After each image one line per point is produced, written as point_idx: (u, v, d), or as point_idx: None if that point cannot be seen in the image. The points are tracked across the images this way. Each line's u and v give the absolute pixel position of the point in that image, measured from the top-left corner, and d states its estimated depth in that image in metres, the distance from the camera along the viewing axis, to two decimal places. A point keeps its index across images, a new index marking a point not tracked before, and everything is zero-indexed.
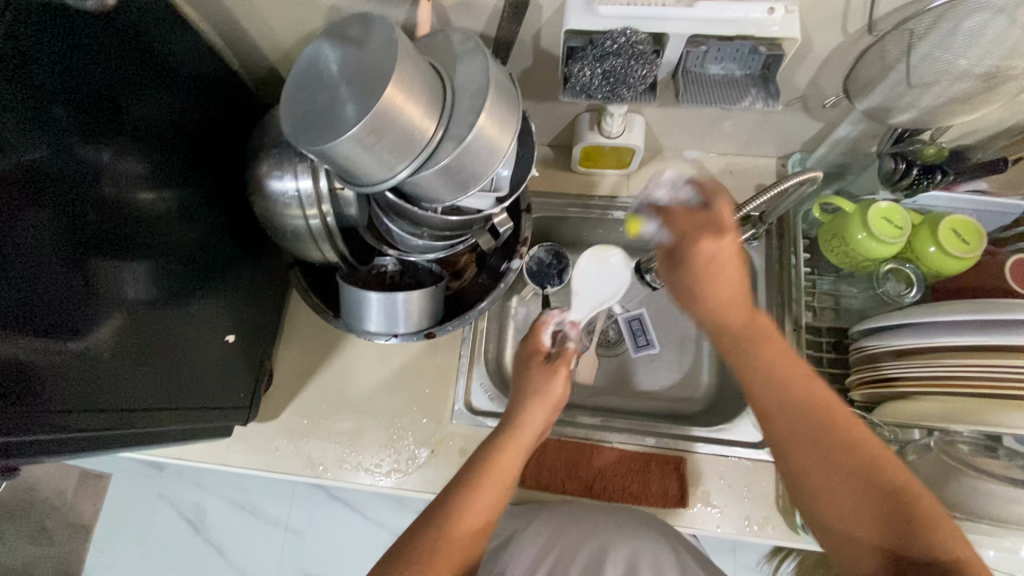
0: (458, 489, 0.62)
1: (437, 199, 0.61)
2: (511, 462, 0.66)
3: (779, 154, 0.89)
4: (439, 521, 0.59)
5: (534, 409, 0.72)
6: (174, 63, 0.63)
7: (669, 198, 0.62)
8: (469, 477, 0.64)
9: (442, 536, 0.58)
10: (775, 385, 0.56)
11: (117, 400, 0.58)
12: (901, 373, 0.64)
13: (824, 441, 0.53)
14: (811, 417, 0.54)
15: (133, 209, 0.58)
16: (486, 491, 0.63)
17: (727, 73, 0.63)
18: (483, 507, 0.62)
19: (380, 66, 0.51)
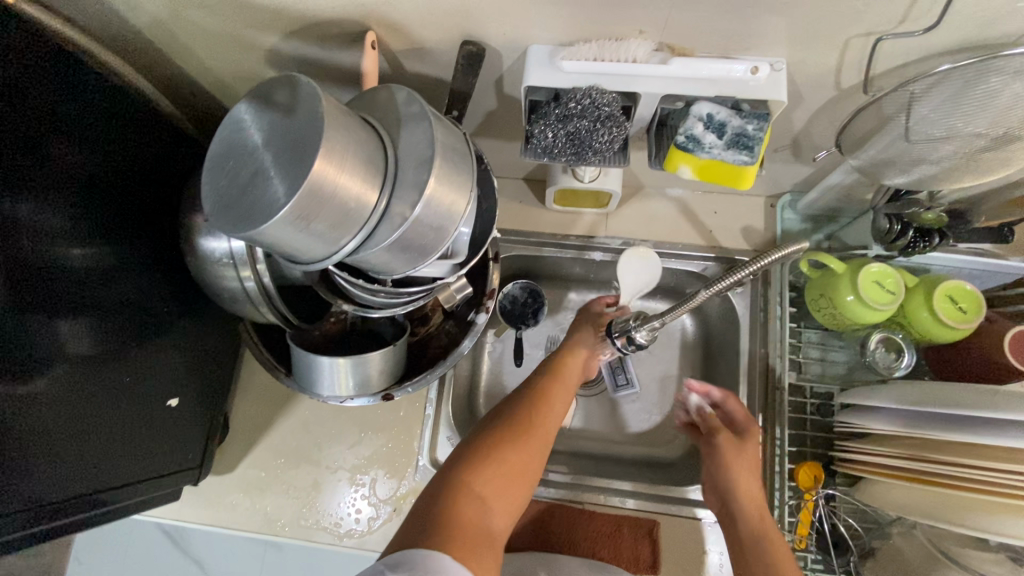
0: (526, 395, 0.67)
1: (385, 270, 0.55)
2: (570, 377, 0.72)
3: (767, 194, 0.83)
4: (511, 417, 0.64)
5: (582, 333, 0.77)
6: (102, 107, 0.57)
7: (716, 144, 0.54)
8: (535, 388, 0.68)
9: (520, 427, 0.62)
10: (743, 479, 0.66)
11: (40, 484, 0.54)
12: (886, 459, 0.59)
13: (747, 503, 0.64)
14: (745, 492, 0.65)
15: (53, 267, 0.53)
16: (556, 398, 0.68)
17: None
18: (554, 414, 0.66)
19: (308, 138, 0.45)
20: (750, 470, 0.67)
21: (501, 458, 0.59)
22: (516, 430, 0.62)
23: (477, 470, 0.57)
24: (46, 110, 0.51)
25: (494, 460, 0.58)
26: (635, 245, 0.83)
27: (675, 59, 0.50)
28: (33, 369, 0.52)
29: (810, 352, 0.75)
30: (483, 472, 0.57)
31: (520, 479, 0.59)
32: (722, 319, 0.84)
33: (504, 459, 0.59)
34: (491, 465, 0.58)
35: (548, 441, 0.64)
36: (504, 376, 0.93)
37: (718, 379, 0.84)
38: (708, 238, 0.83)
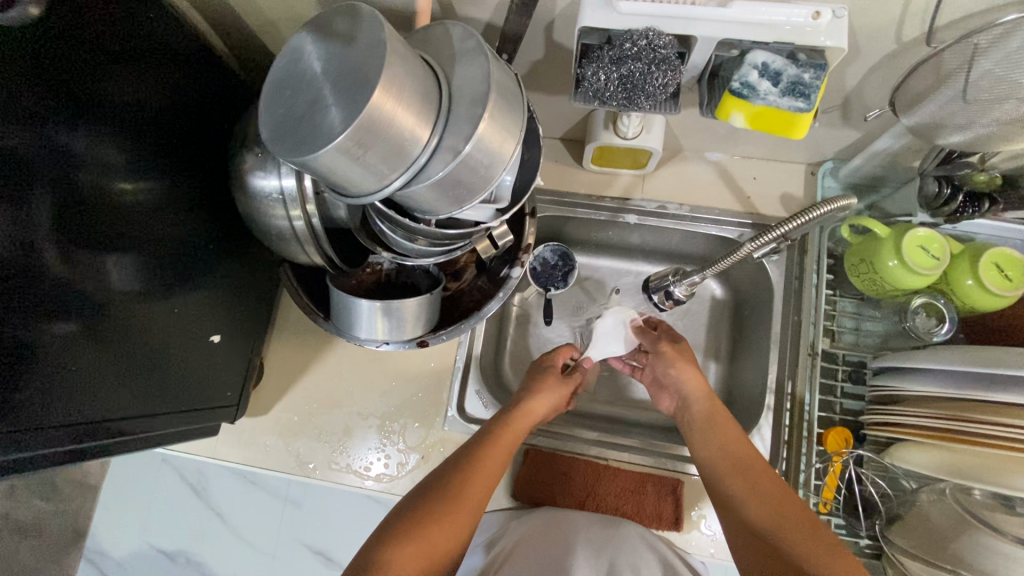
0: (458, 469, 0.64)
1: (432, 210, 0.56)
2: (508, 443, 0.69)
3: (808, 161, 0.82)
4: (455, 468, 0.65)
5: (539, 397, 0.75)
6: (160, 44, 0.58)
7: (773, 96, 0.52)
8: (471, 458, 0.66)
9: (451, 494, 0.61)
10: (720, 418, 0.71)
11: (95, 403, 0.56)
12: (924, 421, 0.59)
13: (722, 437, 0.68)
14: (732, 464, 0.65)
15: (112, 198, 0.55)
16: (494, 460, 0.67)
17: None
18: (489, 479, 0.65)
19: (366, 68, 0.45)
20: (712, 404, 0.73)
21: (425, 534, 0.56)
22: (446, 507, 0.60)
23: (400, 544, 0.55)
24: (108, 39, 0.52)
25: (412, 540, 0.55)
26: (670, 209, 0.84)
27: (735, 2, 0.49)
28: (89, 293, 0.53)
29: (844, 323, 0.75)
30: (400, 548, 0.54)
31: (460, 531, 0.59)
32: (756, 286, 0.84)
33: (427, 535, 0.56)
34: (412, 546, 0.55)
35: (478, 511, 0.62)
36: (531, 337, 0.95)
37: (746, 346, 0.84)
38: (744, 204, 0.83)
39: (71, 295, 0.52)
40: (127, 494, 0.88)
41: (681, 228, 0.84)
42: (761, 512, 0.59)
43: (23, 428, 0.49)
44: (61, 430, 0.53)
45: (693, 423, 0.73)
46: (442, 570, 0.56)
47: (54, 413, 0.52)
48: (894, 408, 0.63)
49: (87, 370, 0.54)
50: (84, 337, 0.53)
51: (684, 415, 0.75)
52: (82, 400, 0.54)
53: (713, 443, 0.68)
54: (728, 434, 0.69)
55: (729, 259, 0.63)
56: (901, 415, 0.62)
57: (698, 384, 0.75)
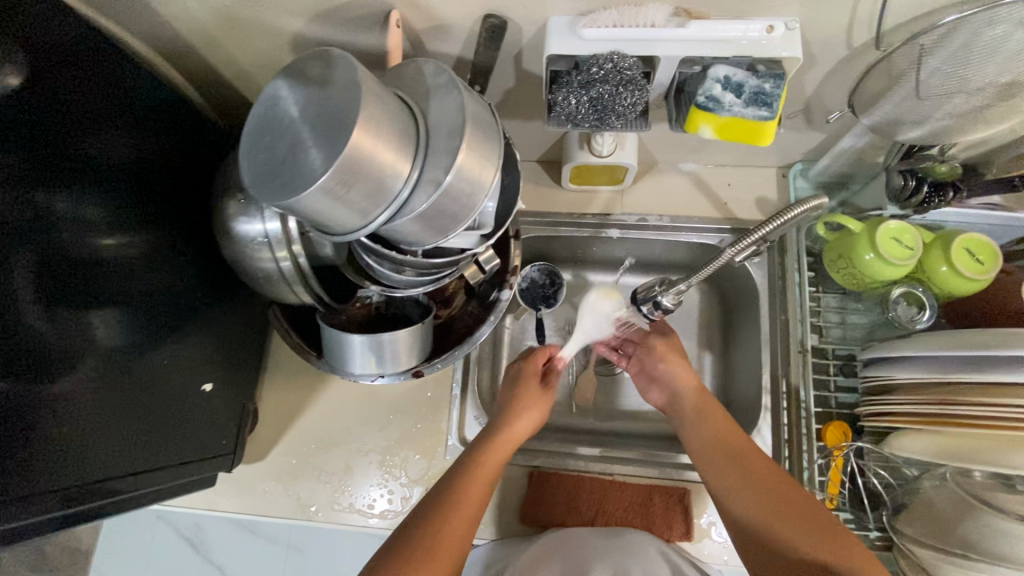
0: (438, 506, 0.60)
1: (417, 241, 0.56)
2: (494, 463, 0.66)
3: (779, 165, 0.85)
4: (435, 504, 0.61)
5: (525, 413, 0.73)
6: (135, 99, 0.59)
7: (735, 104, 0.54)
8: (448, 491, 0.62)
9: (430, 535, 0.57)
10: (710, 414, 0.72)
11: (87, 464, 0.55)
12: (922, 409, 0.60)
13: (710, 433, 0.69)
14: (716, 452, 0.67)
15: (93, 255, 0.55)
16: (472, 489, 0.63)
17: None
18: (471, 508, 0.61)
19: (343, 109, 0.46)
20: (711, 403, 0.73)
21: None
22: (424, 549, 0.56)
23: None
24: (84, 98, 0.53)
25: None
26: (650, 221, 0.86)
27: (693, 22, 0.52)
28: (72, 353, 0.53)
29: (830, 317, 0.77)
30: None
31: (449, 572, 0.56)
32: (741, 289, 0.86)
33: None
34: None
35: (463, 546, 0.58)
36: None
37: (738, 349, 0.86)
38: (722, 210, 0.85)
39: (54, 356, 0.51)
40: (121, 557, 0.85)
41: (663, 239, 0.86)
42: (786, 527, 0.57)
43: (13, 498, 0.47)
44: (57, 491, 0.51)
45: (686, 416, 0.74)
46: None
47: (47, 479, 0.50)
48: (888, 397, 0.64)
49: (80, 430, 0.53)
50: (71, 398, 0.52)
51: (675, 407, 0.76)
52: (74, 464, 0.53)
53: (704, 434, 0.70)
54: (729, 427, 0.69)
55: (712, 265, 0.64)
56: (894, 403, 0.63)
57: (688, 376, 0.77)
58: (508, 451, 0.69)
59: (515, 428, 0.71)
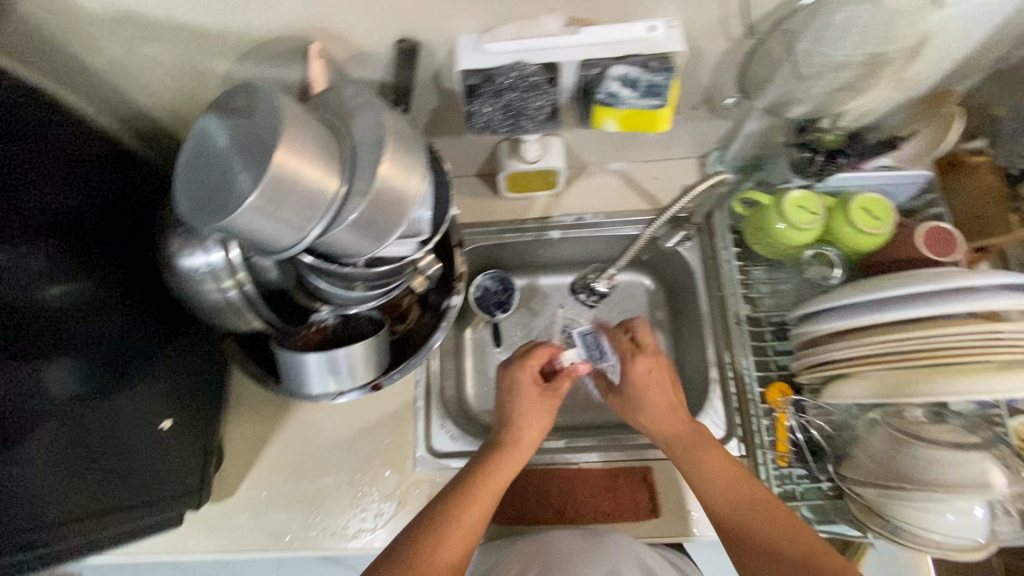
0: (455, 495, 0.66)
1: (355, 252, 0.59)
2: (496, 483, 0.68)
3: (697, 155, 0.92)
4: (454, 495, 0.66)
5: (532, 396, 0.75)
6: (69, 149, 0.60)
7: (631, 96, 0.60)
8: (469, 478, 0.68)
9: (448, 521, 0.63)
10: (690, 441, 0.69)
11: (54, 511, 0.55)
12: (880, 351, 0.64)
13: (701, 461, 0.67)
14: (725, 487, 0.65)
15: (36, 304, 0.55)
16: (490, 482, 0.68)
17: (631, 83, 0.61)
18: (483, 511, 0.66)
19: (267, 133, 0.49)
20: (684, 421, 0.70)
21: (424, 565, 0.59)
22: (444, 531, 0.62)
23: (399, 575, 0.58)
24: (24, 151, 0.54)
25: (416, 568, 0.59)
26: (587, 219, 0.91)
27: (586, 29, 0.57)
28: (27, 402, 0.54)
29: (761, 288, 0.82)
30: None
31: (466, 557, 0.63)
32: (679, 273, 0.91)
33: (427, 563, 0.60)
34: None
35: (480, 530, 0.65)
36: (489, 365, 0.98)
37: (685, 330, 0.90)
38: (651, 202, 0.91)
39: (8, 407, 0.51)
40: None
41: (601, 234, 0.91)
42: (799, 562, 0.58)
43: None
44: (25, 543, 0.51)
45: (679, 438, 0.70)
46: None
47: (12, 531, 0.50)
48: (831, 347, 0.68)
49: (37, 480, 0.53)
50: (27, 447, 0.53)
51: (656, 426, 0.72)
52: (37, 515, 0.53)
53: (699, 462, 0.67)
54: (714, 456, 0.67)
55: (637, 243, 0.68)
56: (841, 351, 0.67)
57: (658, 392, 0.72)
58: (529, 445, 0.73)
59: (525, 432, 0.73)
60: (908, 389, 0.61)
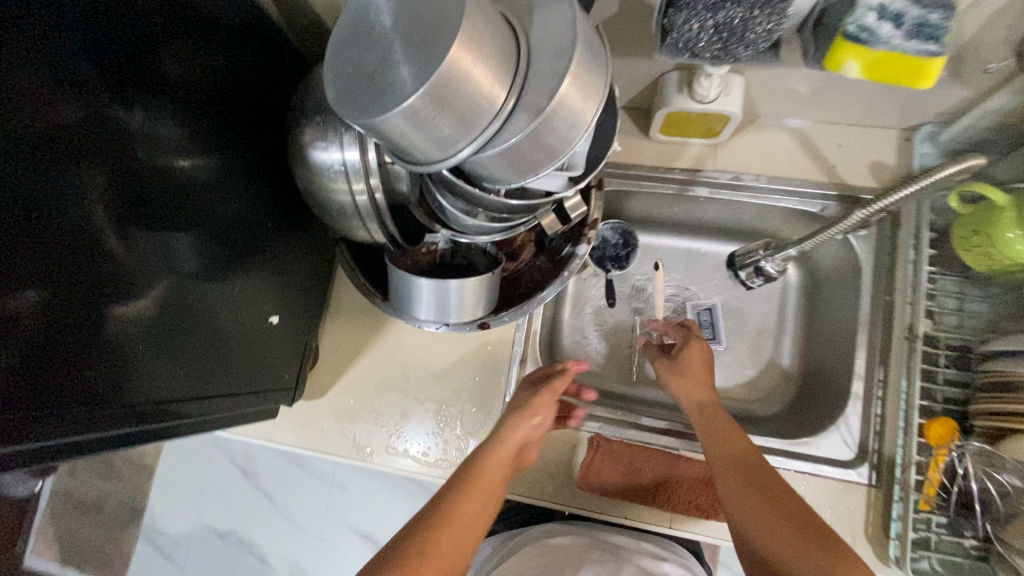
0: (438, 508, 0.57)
1: (501, 179, 0.51)
2: (496, 485, 0.61)
3: (902, 125, 0.74)
4: (446, 492, 0.59)
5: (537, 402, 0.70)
6: (214, 10, 0.56)
7: (881, 24, 0.46)
8: (451, 493, 0.58)
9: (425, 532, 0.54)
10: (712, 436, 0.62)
11: (156, 384, 0.53)
12: None
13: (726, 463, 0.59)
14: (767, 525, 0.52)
15: (172, 176, 0.53)
16: (482, 486, 0.60)
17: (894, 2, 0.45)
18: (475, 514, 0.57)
19: (442, 17, 0.40)
20: (724, 426, 0.63)
21: None
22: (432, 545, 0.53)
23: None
24: (159, 10, 0.49)
25: None
26: (746, 183, 0.77)
27: None
28: (147, 277, 0.51)
29: (946, 303, 0.68)
30: None
31: None
32: (841, 265, 0.79)
33: None
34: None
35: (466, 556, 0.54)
36: (590, 321, 0.90)
37: (828, 324, 0.81)
38: (829, 173, 0.76)
39: (118, 279, 0.48)
40: None
41: (756, 203, 0.78)
42: None
43: (106, 419, 0.48)
44: (134, 411, 0.51)
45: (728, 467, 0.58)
46: None
47: (124, 401, 0.49)
48: None
49: (150, 356, 0.52)
50: (135, 324, 0.50)
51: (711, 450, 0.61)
52: (148, 382, 0.52)
53: (746, 498, 0.55)
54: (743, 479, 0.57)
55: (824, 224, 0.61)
56: None
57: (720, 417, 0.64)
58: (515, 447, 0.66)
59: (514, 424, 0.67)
60: None
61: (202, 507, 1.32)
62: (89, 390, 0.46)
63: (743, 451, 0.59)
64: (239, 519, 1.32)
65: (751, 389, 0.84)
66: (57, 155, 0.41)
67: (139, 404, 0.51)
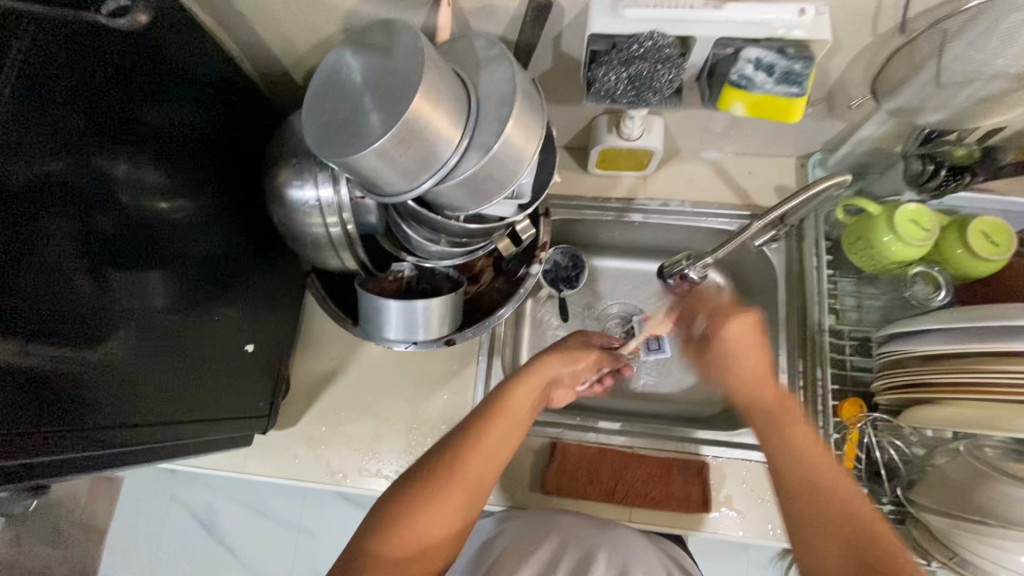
0: (454, 443, 0.62)
1: (460, 207, 0.58)
2: (513, 426, 0.66)
3: (797, 155, 0.88)
4: (460, 430, 0.64)
5: (548, 364, 0.73)
6: (193, 69, 0.62)
7: (759, 75, 0.58)
8: (469, 432, 0.63)
9: (441, 471, 0.59)
10: (735, 360, 0.68)
11: (138, 411, 0.56)
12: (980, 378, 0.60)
13: (766, 394, 0.65)
14: (812, 467, 0.57)
15: (152, 219, 0.57)
16: (499, 426, 0.64)
17: (766, 55, 0.57)
18: (489, 453, 0.62)
19: (405, 73, 0.49)
20: (753, 351, 0.68)
21: (412, 524, 0.56)
22: (444, 481, 0.59)
23: (400, 517, 0.56)
24: (144, 71, 0.55)
25: (402, 530, 0.55)
26: (674, 207, 0.88)
27: (729, 4, 0.55)
28: (128, 313, 0.54)
29: (847, 301, 0.80)
30: (396, 528, 0.55)
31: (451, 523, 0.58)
32: (760, 275, 0.90)
33: (416, 520, 0.56)
34: (406, 526, 0.56)
35: (475, 497, 0.60)
36: (547, 339, 0.97)
37: None
38: (742, 197, 0.88)
39: (101, 314, 0.51)
40: None
41: (685, 225, 0.89)
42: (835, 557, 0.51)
43: (91, 446, 0.51)
44: (115, 439, 0.53)
45: (766, 416, 0.63)
46: (441, 556, 0.57)
47: (108, 429, 0.52)
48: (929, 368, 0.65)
49: (130, 386, 0.55)
50: (116, 356, 0.53)
51: (745, 394, 0.66)
52: (129, 410, 0.55)
53: (778, 433, 0.61)
54: (782, 421, 0.62)
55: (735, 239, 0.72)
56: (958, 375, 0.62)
57: (748, 351, 0.67)
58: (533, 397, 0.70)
59: (536, 370, 0.72)
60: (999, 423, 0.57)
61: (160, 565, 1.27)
62: (75, 420, 0.48)
63: (774, 397, 0.65)
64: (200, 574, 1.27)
65: (696, 392, 0.92)
66: (48, 203, 0.45)
67: (120, 430, 0.54)
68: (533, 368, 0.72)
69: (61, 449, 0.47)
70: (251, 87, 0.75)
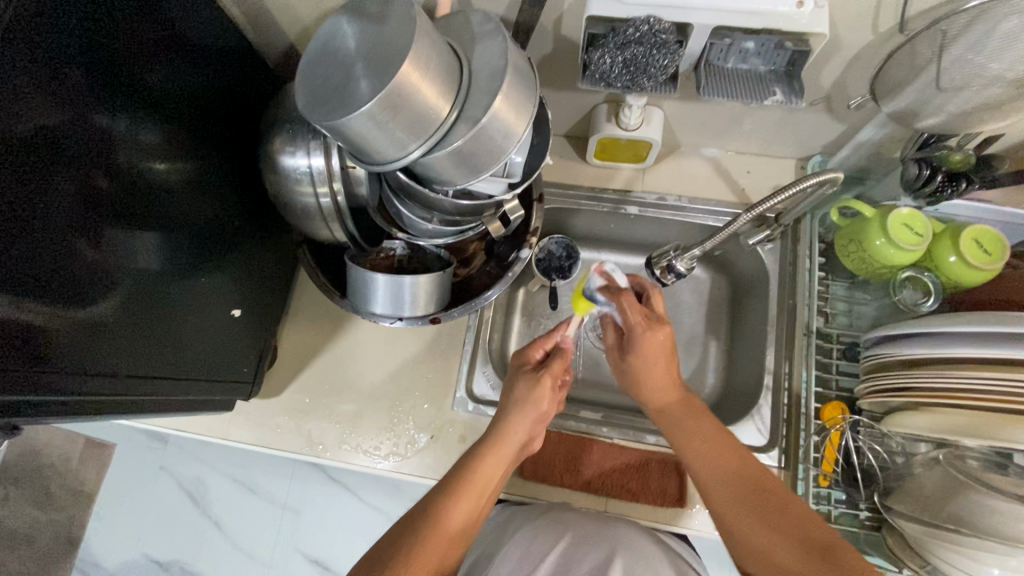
0: (437, 499, 0.61)
1: (449, 181, 0.59)
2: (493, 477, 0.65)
3: (798, 156, 0.88)
4: (445, 482, 0.63)
5: (537, 395, 0.71)
6: (196, 32, 0.63)
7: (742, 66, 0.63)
8: (452, 484, 0.62)
9: (423, 528, 0.59)
10: (654, 372, 0.72)
11: (117, 371, 0.57)
12: (963, 388, 0.60)
13: (660, 395, 0.72)
14: (729, 465, 0.64)
15: (149, 178, 0.58)
16: (481, 476, 0.64)
17: (751, 67, 0.63)
18: (470, 508, 0.62)
19: (397, 41, 0.49)
20: (664, 360, 0.72)
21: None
22: (426, 539, 0.58)
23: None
24: (146, 32, 0.55)
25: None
26: (671, 201, 0.88)
27: None
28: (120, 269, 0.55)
29: (836, 305, 0.82)
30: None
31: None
32: (754, 275, 0.90)
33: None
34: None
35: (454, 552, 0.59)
36: (537, 326, 0.98)
37: (745, 328, 0.90)
38: (739, 195, 0.88)
39: (89, 267, 0.51)
40: None
41: (680, 220, 0.89)
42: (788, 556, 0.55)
43: (66, 396, 0.51)
44: (92, 393, 0.54)
45: (653, 385, 0.72)
46: None
47: (85, 381, 0.53)
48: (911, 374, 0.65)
49: (115, 343, 0.55)
50: (102, 311, 0.53)
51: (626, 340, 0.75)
52: (111, 365, 0.56)
53: (709, 459, 0.66)
54: (724, 459, 0.65)
55: (720, 233, 0.72)
56: (942, 382, 0.61)
57: (656, 351, 0.72)
58: (518, 441, 0.69)
59: (516, 422, 0.69)
60: (985, 431, 0.56)
61: (145, 531, 1.28)
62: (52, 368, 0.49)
63: (711, 433, 0.67)
64: (183, 543, 1.28)
65: None
66: (42, 155, 0.46)
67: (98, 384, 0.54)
68: (516, 408, 0.70)
69: (37, 396, 0.48)
70: (258, 58, 0.76)
